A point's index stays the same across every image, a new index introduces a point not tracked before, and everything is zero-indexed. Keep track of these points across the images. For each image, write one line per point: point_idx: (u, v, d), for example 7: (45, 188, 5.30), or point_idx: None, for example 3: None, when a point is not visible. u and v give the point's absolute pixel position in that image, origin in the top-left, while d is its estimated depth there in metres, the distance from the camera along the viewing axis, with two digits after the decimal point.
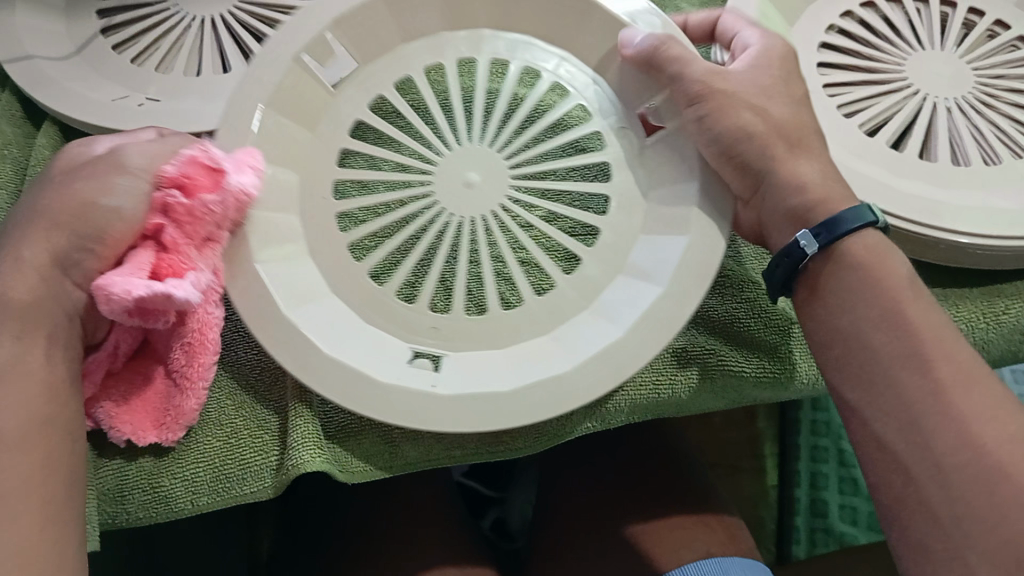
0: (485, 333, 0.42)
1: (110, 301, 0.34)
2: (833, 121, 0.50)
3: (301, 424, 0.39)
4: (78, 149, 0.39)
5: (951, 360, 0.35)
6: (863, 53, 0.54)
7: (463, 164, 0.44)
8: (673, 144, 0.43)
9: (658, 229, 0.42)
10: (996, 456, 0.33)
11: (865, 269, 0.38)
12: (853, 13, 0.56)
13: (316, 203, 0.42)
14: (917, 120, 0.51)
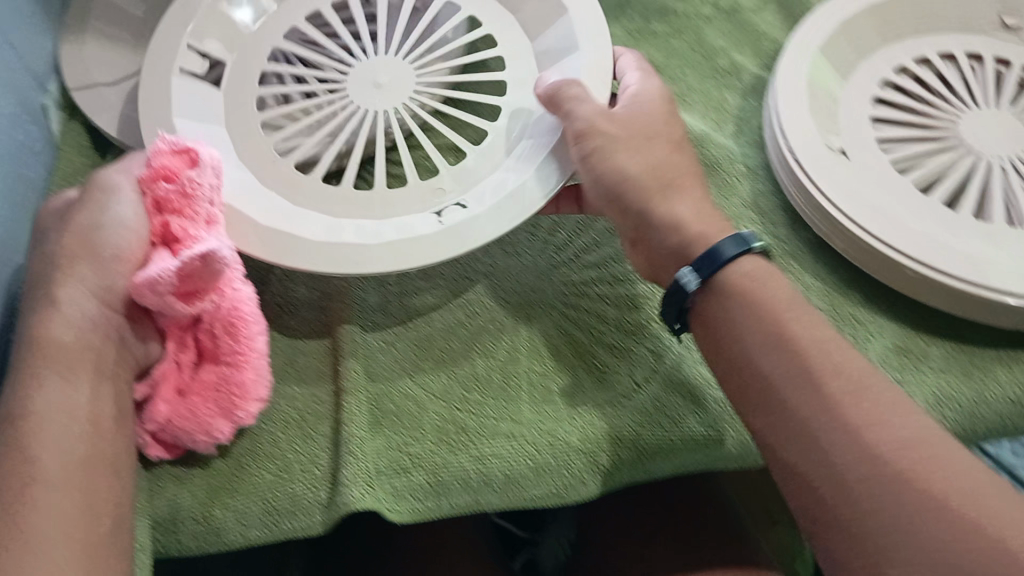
0: (411, 201, 0.47)
1: (155, 289, 0.36)
2: (885, 178, 0.50)
3: (352, 461, 0.40)
4: (54, 204, 0.41)
5: (839, 372, 0.37)
6: (917, 111, 0.54)
7: (378, 68, 0.51)
8: (549, 52, 0.51)
9: (534, 135, 0.48)
10: (890, 458, 0.34)
11: (744, 294, 0.40)
12: (907, 69, 0.56)
13: (241, 122, 0.49)
14: (971, 179, 0.51)
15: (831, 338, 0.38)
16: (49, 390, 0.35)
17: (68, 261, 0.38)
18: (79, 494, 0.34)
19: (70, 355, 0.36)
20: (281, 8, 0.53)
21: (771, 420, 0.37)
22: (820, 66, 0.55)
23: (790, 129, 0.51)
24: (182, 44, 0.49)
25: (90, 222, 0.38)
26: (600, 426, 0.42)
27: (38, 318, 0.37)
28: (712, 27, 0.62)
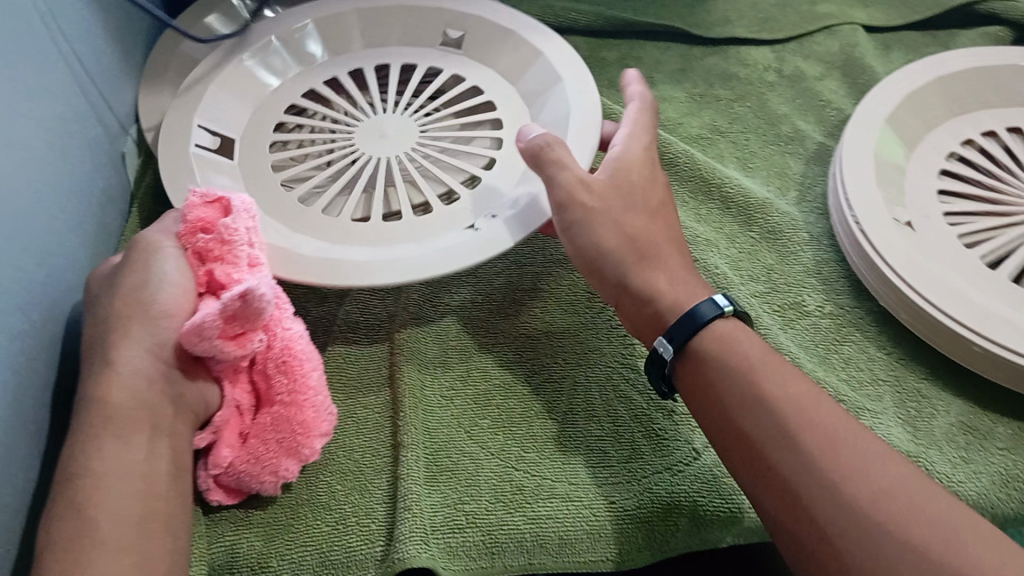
0: (436, 228, 0.49)
1: (201, 335, 0.36)
2: (951, 253, 0.50)
3: (409, 517, 0.40)
4: (100, 273, 0.42)
5: (809, 426, 0.36)
6: (986, 185, 0.54)
7: (385, 123, 0.57)
8: (536, 104, 0.57)
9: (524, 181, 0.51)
10: (867, 510, 0.33)
11: (718, 355, 0.39)
12: (974, 141, 0.56)
13: (262, 184, 0.52)
14: None
15: (804, 387, 0.38)
16: (106, 449, 0.35)
17: (132, 310, 0.38)
18: (137, 531, 0.34)
19: (127, 414, 0.36)
20: (279, 90, 0.59)
21: (751, 475, 0.36)
22: (887, 137, 0.55)
23: (856, 199, 0.51)
24: (195, 121, 0.52)
25: (138, 283, 0.39)
26: (657, 492, 0.42)
27: (96, 373, 0.37)
28: (775, 94, 0.63)
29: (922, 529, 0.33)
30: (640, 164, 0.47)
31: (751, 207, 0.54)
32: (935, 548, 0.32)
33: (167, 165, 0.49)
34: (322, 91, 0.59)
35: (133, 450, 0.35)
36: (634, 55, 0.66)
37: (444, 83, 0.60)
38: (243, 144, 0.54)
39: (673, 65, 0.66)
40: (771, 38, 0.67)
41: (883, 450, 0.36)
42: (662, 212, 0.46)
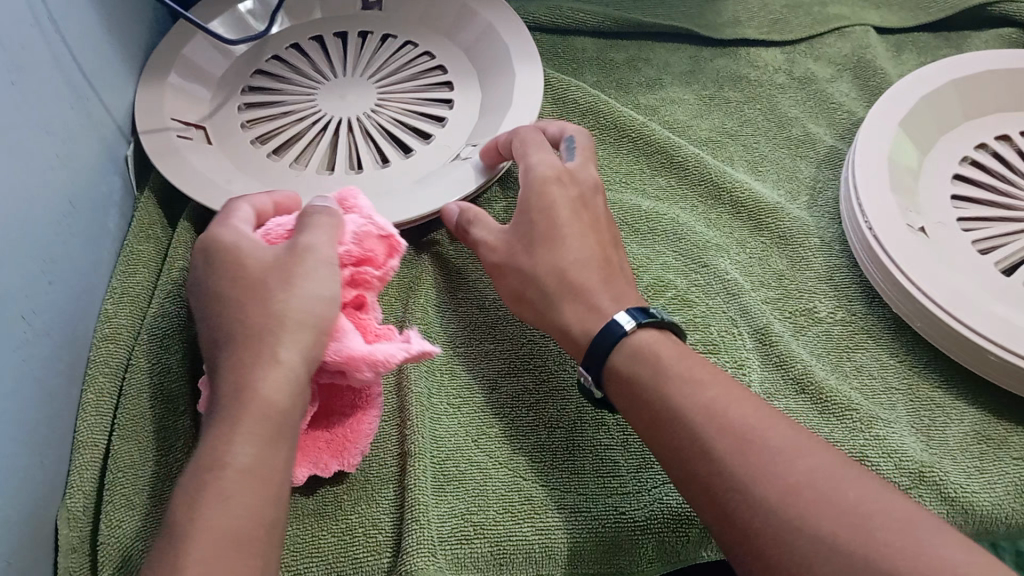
0: (410, 173, 0.55)
1: (369, 368, 0.38)
2: (963, 260, 0.49)
3: (416, 529, 0.39)
4: (231, 241, 0.39)
5: (725, 428, 0.35)
6: (1001, 190, 0.53)
7: (347, 84, 0.61)
8: (485, 61, 0.61)
9: (481, 130, 0.57)
10: (778, 509, 0.32)
11: (627, 381, 0.39)
12: (987, 145, 0.56)
13: (257, 166, 0.55)
14: None
15: (724, 388, 0.37)
16: (236, 448, 0.33)
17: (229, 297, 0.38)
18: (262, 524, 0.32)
19: (266, 414, 0.34)
20: (227, 72, 0.61)
21: (687, 486, 0.36)
22: (900, 142, 0.54)
23: (870, 206, 0.50)
24: (168, 122, 0.56)
25: (296, 279, 0.37)
26: (668, 503, 0.41)
27: (251, 365, 0.35)
28: (786, 97, 0.62)
29: (832, 520, 0.31)
30: (545, 178, 0.46)
31: (762, 211, 0.54)
32: (845, 536, 0.31)
33: (173, 172, 0.52)
34: (271, 69, 0.62)
35: (269, 455, 0.34)
36: (643, 56, 0.66)
37: (400, 45, 0.64)
38: (214, 128, 0.58)
39: (682, 67, 0.65)
40: (783, 40, 0.66)
41: (809, 442, 0.35)
42: (580, 224, 0.44)
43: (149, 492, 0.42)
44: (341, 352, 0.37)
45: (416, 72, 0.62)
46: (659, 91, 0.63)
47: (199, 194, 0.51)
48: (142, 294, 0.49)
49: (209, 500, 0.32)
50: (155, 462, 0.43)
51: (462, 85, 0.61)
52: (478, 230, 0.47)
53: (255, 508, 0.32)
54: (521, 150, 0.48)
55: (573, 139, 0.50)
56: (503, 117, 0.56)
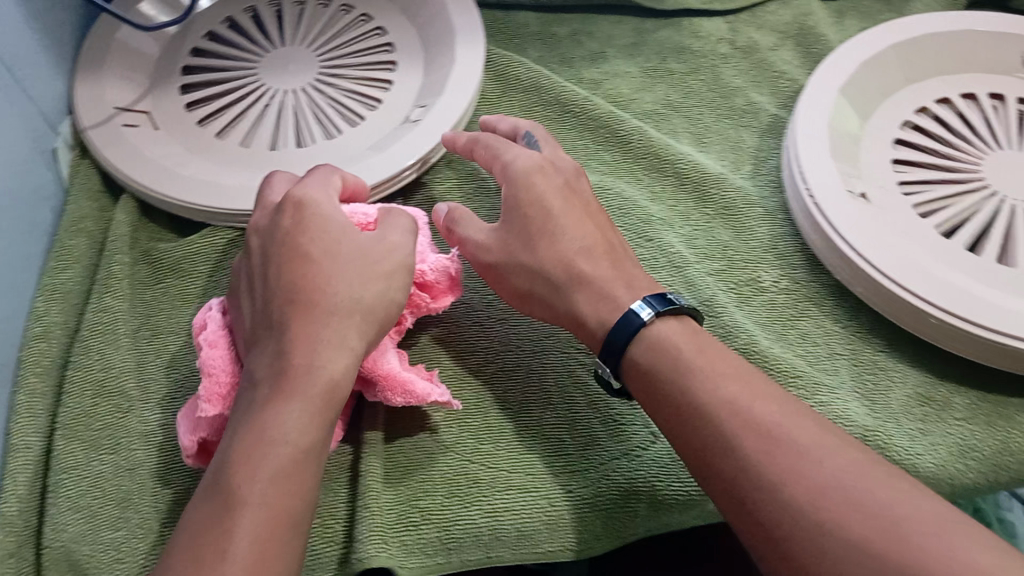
0: (364, 142, 0.54)
1: (403, 397, 0.41)
2: (907, 223, 0.49)
3: (368, 516, 0.39)
4: (320, 201, 0.42)
5: (750, 427, 0.35)
6: (943, 153, 0.53)
7: (287, 53, 0.59)
8: (426, 25, 0.60)
9: (430, 94, 0.56)
10: (808, 511, 0.32)
11: (648, 374, 0.39)
12: (929, 109, 0.56)
13: (206, 146, 0.54)
14: (994, 223, 0.50)
15: (741, 378, 0.37)
16: (291, 422, 0.35)
17: (293, 261, 0.40)
18: (292, 495, 0.34)
19: (328, 394, 0.37)
20: (162, 54, 0.60)
21: (698, 469, 0.36)
22: (841, 108, 0.54)
23: (811, 173, 0.50)
24: (111, 113, 0.54)
25: (351, 277, 0.39)
26: (614, 479, 0.42)
27: (308, 345, 0.37)
28: (729, 67, 0.62)
29: (860, 525, 0.31)
30: (531, 163, 0.46)
31: (706, 183, 0.53)
32: (876, 541, 0.30)
33: (129, 164, 0.52)
34: (206, 45, 0.60)
35: (312, 426, 0.36)
36: (586, 30, 0.65)
37: (336, 10, 0.62)
38: (156, 113, 0.56)
39: (626, 39, 0.64)
40: (725, 9, 0.65)
41: (834, 439, 0.35)
42: (576, 209, 0.45)
43: (94, 492, 0.41)
44: (393, 373, 0.41)
45: (356, 37, 0.61)
46: (603, 65, 0.62)
47: (158, 183, 0.51)
48: (75, 290, 0.48)
49: (263, 470, 0.34)
50: (98, 461, 0.42)
51: (405, 50, 0.60)
52: (466, 229, 0.46)
53: (305, 485, 0.35)
54: (492, 151, 0.48)
55: (531, 135, 0.50)
56: (446, 81, 0.56)
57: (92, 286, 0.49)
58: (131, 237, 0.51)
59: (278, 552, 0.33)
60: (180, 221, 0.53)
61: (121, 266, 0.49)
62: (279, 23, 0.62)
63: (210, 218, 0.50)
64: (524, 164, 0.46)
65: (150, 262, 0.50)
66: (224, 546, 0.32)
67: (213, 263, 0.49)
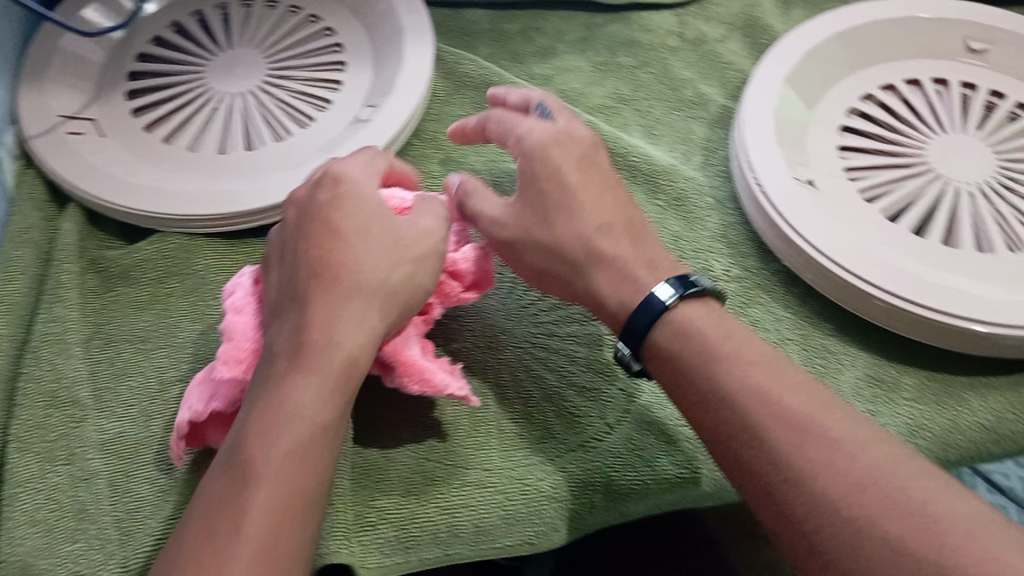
0: (314, 142, 0.54)
1: (420, 386, 0.41)
2: (855, 207, 0.50)
3: (332, 512, 0.40)
4: (349, 180, 0.42)
5: (779, 417, 0.36)
6: (888, 138, 0.54)
7: (235, 57, 0.59)
8: (374, 24, 0.60)
9: (381, 93, 0.56)
10: (841, 506, 0.33)
11: (673, 359, 0.39)
12: (874, 96, 0.57)
13: (155, 152, 0.54)
14: (938, 206, 0.50)
15: (770, 367, 0.38)
16: (306, 397, 0.35)
17: (321, 238, 0.40)
18: (306, 472, 0.34)
19: (346, 369, 0.37)
20: (107, 60, 0.59)
21: (724, 457, 0.37)
22: (787, 96, 0.55)
23: (758, 162, 0.51)
24: (56, 122, 0.54)
25: (370, 257, 0.39)
26: (570, 472, 0.42)
27: (325, 322, 0.37)
28: (678, 59, 0.62)
29: (896, 522, 0.32)
30: (545, 136, 0.45)
31: (656, 174, 0.54)
32: (913, 541, 0.31)
33: (76, 172, 0.51)
34: (152, 51, 0.60)
35: (328, 402, 0.36)
36: (537, 26, 0.65)
37: (283, 11, 0.62)
38: (103, 119, 0.56)
39: (575, 34, 0.64)
40: (672, 2, 0.66)
41: (868, 432, 0.35)
42: (594, 185, 0.44)
43: (50, 505, 0.40)
44: (411, 360, 0.41)
45: (304, 38, 0.61)
46: (554, 60, 0.62)
47: (105, 190, 0.50)
48: (23, 302, 0.47)
49: (277, 446, 0.34)
50: (55, 472, 0.41)
51: (354, 50, 0.60)
52: (479, 204, 0.45)
53: (320, 462, 0.35)
54: (503, 123, 0.46)
55: (545, 104, 0.48)
56: (397, 79, 0.56)
57: (40, 296, 0.48)
58: (80, 246, 0.50)
59: (290, 532, 0.33)
60: (130, 229, 0.52)
61: (71, 277, 0.48)
62: (226, 27, 0.61)
63: (161, 223, 0.50)
64: (537, 134, 0.45)
65: (100, 272, 0.49)
66: (239, 522, 0.32)
67: (165, 270, 0.49)
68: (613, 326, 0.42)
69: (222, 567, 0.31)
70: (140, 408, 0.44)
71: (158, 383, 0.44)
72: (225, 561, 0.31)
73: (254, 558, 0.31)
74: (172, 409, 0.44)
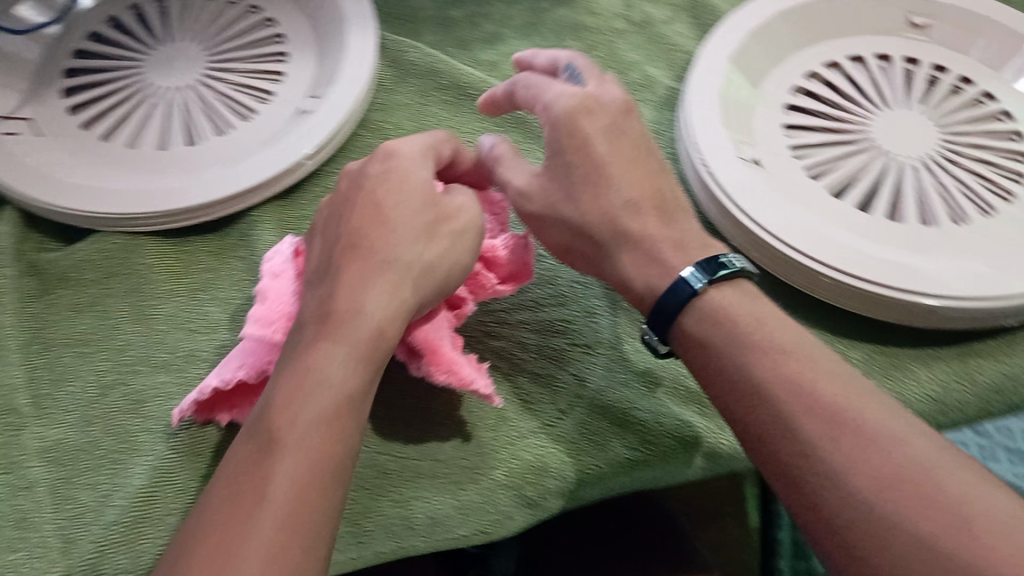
0: (256, 136, 0.53)
1: (446, 376, 0.41)
2: (801, 185, 0.50)
3: None
4: (388, 154, 0.43)
5: (813, 409, 0.35)
6: (833, 116, 0.55)
7: (173, 50, 0.58)
8: (316, 14, 0.60)
9: (324, 83, 0.56)
10: (873, 501, 0.33)
11: (704, 346, 0.40)
12: (819, 75, 0.57)
13: (92, 150, 0.52)
14: (883, 182, 0.51)
15: (806, 357, 0.37)
16: (333, 366, 0.36)
17: (360, 211, 0.41)
18: (332, 440, 0.34)
19: (373, 339, 0.37)
20: (39, 56, 0.57)
21: (754, 447, 0.37)
22: (731, 76, 0.55)
23: (703, 143, 0.51)
24: None
25: (404, 233, 0.40)
26: (523, 459, 0.42)
27: (354, 292, 0.38)
28: (624, 42, 0.62)
29: (931, 520, 0.32)
30: (573, 104, 0.44)
31: None
32: (947, 538, 0.31)
33: (11, 173, 0.50)
34: (89, 46, 0.58)
35: (355, 371, 0.36)
36: (483, 12, 0.64)
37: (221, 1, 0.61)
38: (38, 118, 0.54)
39: (522, 20, 0.64)
40: None
41: (906, 425, 0.35)
42: (626, 158, 0.43)
43: None
44: (439, 350, 0.41)
45: (244, 28, 0.60)
46: (499, 46, 0.62)
47: (42, 191, 0.49)
48: None
49: (303, 412, 0.34)
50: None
51: (297, 40, 0.59)
52: (509, 175, 0.46)
53: (347, 431, 0.35)
54: (532, 89, 0.46)
55: (574, 66, 0.47)
56: (340, 68, 0.55)
57: None
58: (15, 249, 0.49)
59: (315, 500, 0.33)
60: (68, 229, 0.51)
61: (8, 282, 0.47)
62: (163, 19, 0.60)
63: (98, 222, 0.49)
64: (565, 105, 0.44)
65: (38, 274, 0.48)
66: (263, 490, 0.32)
67: (105, 271, 0.48)
68: (639, 305, 0.43)
69: (248, 530, 0.31)
70: (79, 412, 0.43)
71: (99, 386, 0.44)
72: (250, 531, 0.31)
73: (280, 523, 0.32)
74: (113, 413, 0.43)
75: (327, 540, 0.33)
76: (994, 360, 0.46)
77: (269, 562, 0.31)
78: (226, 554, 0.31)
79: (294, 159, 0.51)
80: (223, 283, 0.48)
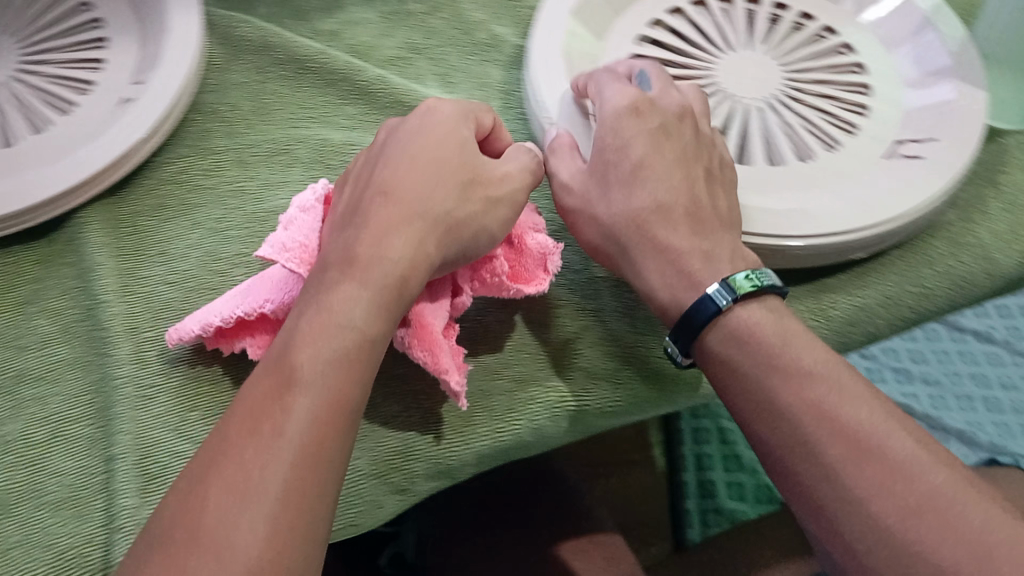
0: (78, 131, 0.50)
1: (425, 355, 0.39)
2: None
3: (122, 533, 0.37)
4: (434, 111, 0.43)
5: (839, 430, 0.36)
6: (678, 63, 0.54)
7: None
8: None
9: (149, 67, 0.52)
10: (895, 527, 0.34)
11: (732, 366, 0.39)
12: (663, 22, 0.56)
13: None
14: (732, 126, 0.51)
15: (833, 374, 0.38)
16: (354, 308, 0.36)
17: (398, 168, 0.40)
18: (350, 382, 0.34)
19: (395, 288, 0.37)
20: None
21: (778, 468, 0.38)
22: (573, 30, 0.54)
23: (549, 101, 0.49)
24: None
25: (441, 202, 0.39)
26: (387, 445, 0.40)
27: (381, 242, 0.38)
28: (468, 2, 0.60)
29: (952, 548, 0.33)
30: (623, 112, 0.44)
31: None
32: (969, 566, 0.32)
33: None
34: None
35: (373, 316, 0.36)
36: None
37: None
38: None
39: None
40: None
41: (931, 453, 0.36)
42: (676, 161, 0.43)
43: None
44: (427, 330, 0.39)
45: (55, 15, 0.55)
46: (338, 14, 0.59)
47: None
48: None
49: (323, 351, 0.34)
50: None
51: (116, 24, 0.55)
52: (554, 165, 0.45)
53: (362, 374, 0.35)
54: (597, 83, 0.46)
55: (646, 75, 0.47)
56: (164, 47, 0.51)
57: None
58: None
59: (332, 442, 0.33)
60: None
61: None
62: None
63: None
64: (618, 104, 0.44)
65: None
66: (282, 423, 0.32)
67: None
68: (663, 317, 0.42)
69: (265, 463, 0.31)
70: None
71: None
72: (266, 467, 0.31)
73: (297, 459, 0.31)
74: None
75: (336, 485, 0.33)
76: (847, 293, 0.47)
77: (285, 500, 0.31)
78: (244, 481, 0.31)
79: (122, 151, 0.47)
80: (54, 292, 0.45)
